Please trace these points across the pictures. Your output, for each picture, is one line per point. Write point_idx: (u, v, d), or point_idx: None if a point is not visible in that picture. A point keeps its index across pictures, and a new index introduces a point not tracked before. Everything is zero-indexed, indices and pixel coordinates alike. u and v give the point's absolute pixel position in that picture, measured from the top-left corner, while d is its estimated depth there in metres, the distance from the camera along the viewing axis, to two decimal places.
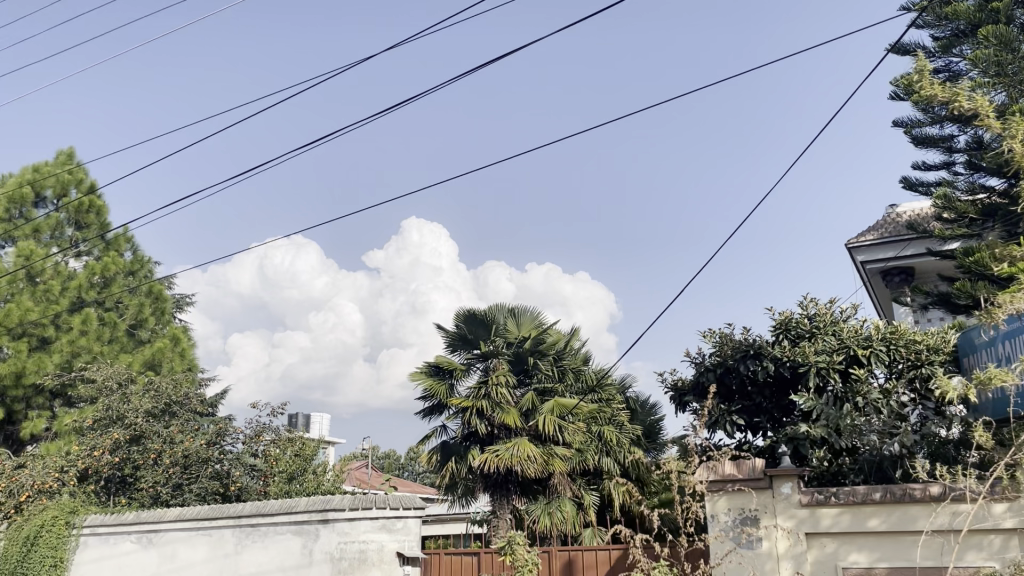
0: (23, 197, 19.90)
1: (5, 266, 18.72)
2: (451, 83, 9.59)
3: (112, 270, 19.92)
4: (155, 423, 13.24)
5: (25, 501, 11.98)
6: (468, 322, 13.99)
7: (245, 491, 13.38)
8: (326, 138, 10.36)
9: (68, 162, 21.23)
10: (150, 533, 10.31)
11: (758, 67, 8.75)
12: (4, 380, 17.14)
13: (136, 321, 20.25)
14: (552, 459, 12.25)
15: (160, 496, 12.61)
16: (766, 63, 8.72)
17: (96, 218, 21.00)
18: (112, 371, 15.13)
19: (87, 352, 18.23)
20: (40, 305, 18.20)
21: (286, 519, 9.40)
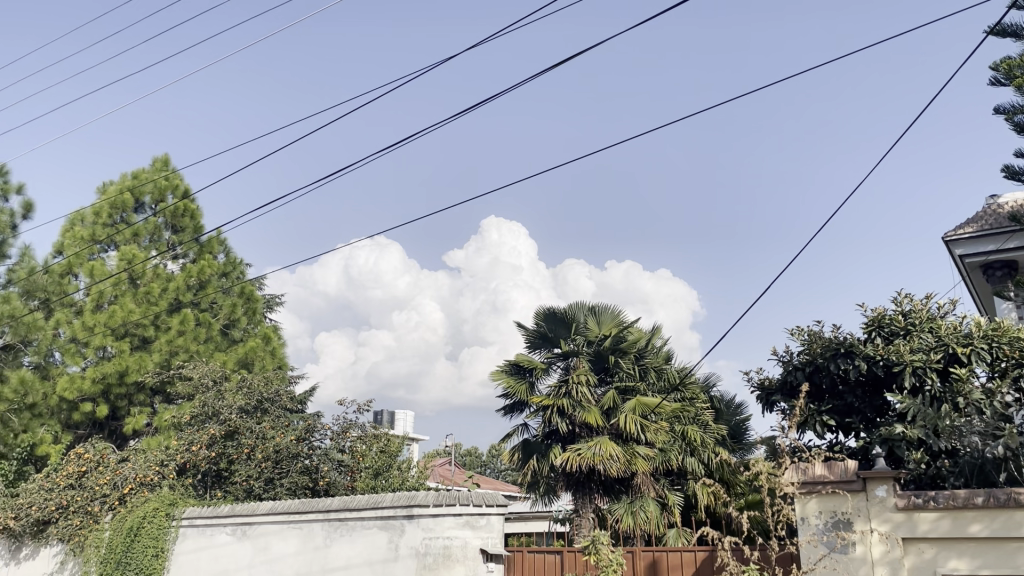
0: (124, 203, 20.88)
1: (109, 269, 19.71)
2: (530, 81, 9.44)
3: (207, 273, 20.72)
4: (248, 419, 13.75)
5: (128, 494, 12.44)
6: (548, 320, 13.94)
7: (333, 487, 13.69)
8: (409, 138, 10.48)
9: (163, 168, 22.16)
10: (244, 525, 10.68)
11: (849, 53, 8.29)
12: (109, 378, 18.09)
13: (230, 320, 20.87)
14: (634, 458, 12.13)
15: (253, 490, 13.06)
16: (856, 50, 8.25)
17: (191, 221, 21.88)
18: (206, 369, 15.72)
19: (184, 351, 19.12)
20: (141, 306, 19.10)
21: (373, 513, 9.60)
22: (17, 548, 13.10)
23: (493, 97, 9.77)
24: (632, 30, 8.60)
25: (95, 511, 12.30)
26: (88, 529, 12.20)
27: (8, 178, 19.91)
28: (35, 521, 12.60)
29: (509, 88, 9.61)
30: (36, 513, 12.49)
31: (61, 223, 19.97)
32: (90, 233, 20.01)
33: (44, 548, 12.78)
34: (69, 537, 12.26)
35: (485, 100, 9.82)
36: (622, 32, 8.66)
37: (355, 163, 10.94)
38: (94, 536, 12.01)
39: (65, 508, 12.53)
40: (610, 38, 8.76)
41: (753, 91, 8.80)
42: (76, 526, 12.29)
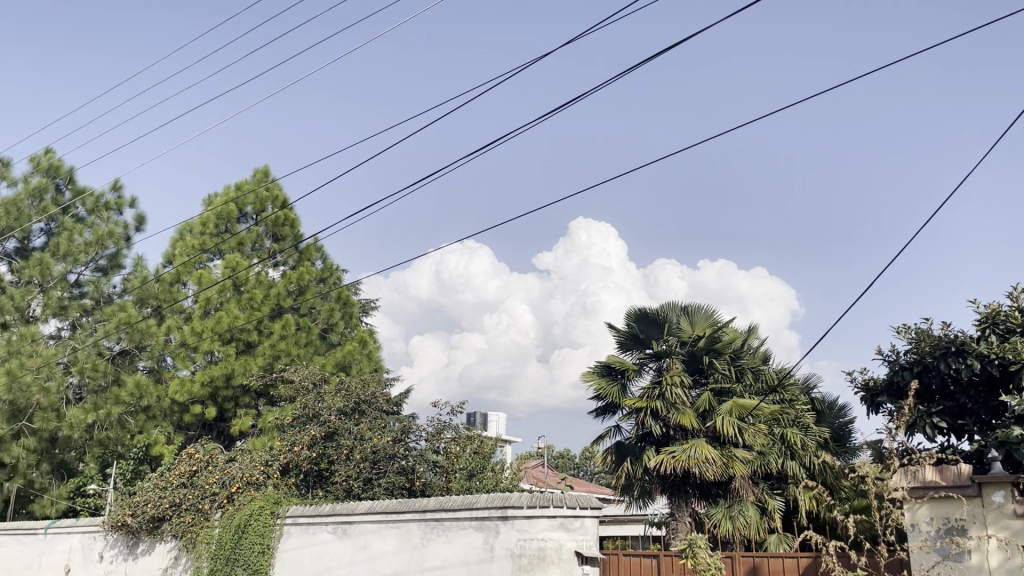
0: (229, 213, 21.82)
1: (215, 276, 20.59)
2: (623, 77, 8.44)
3: (306, 279, 21.26)
4: (347, 421, 14.11)
5: (236, 493, 12.91)
6: (640, 321, 13.74)
7: (429, 487, 13.99)
8: (495, 143, 9.54)
9: (264, 179, 22.92)
10: (345, 524, 10.96)
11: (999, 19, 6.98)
12: (217, 381, 19.01)
13: (328, 324, 21.47)
14: (732, 461, 11.88)
15: (352, 490, 13.40)
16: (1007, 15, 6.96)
17: (291, 230, 22.55)
18: (306, 372, 16.24)
19: (286, 355, 19.87)
20: (245, 312, 19.91)
21: (468, 514, 9.71)
22: (134, 544, 13.53)
23: (581, 97, 8.75)
24: (742, 12, 7.47)
25: (206, 509, 12.80)
26: (200, 526, 12.67)
27: (122, 192, 21.09)
28: (151, 518, 13.13)
29: (601, 86, 8.61)
30: (152, 511, 13.03)
31: (172, 234, 21.09)
32: (199, 242, 21.10)
33: (159, 543, 13.22)
34: (182, 534, 12.76)
35: (575, 100, 8.79)
36: (731, 15, 7.55)
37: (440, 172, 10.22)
38: (204, 533, 12.48)
39: (178, 506, 13.09)
40: (717, 21, 7.66)
41: (880, 72, 7.40)
42: (189, 523, 12.79)
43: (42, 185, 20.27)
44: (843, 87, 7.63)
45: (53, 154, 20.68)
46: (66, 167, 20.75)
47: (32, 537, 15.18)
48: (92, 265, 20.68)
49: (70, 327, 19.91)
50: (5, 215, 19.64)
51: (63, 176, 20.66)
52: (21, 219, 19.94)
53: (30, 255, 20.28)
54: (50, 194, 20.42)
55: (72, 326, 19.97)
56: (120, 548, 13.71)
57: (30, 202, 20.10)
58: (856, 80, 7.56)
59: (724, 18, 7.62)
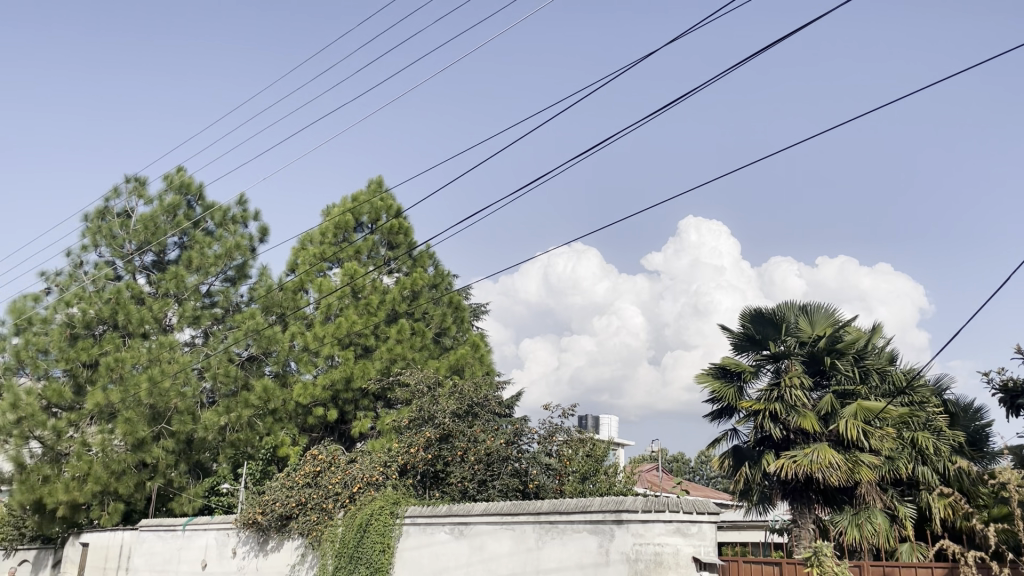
0: (347, 223, 22.61)
1: (334, 284, 21.34)
2: (730, 73, 8.76)
3: (419, 284, 21.70)
4: (461, 423, 14.39)
5: (357, 493, 13.35)
6: (755, 321, 13.35)
7: (543, 490, 13.91)
8: (605, 141, 9.96)
9: (378, 188, 23.56)
10: (461, 525, 11.15)
11: None
12: (337, 384, 19.75)
13: (441, 328, 21.63)
14: (858, 467, 11.39)
15: (468, 491, 13.60)
16: None
17: (405, 239, 23.05)
18: (421, 375, 16.64)
19: (402, 359, 20.31)
20: (362, 317, 20.56)
21: (582, 517, 9.70)
22: (264, 540, 14.13)
23: (689, 93, 9.12)
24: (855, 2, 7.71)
25: (329, 507, 13.28)
26: (324, 525, 13.13)
27: (246, 206, 22.17)
28: (279, 516, 13.70)
29: (709, 82, 8.95)
30: (279, 509, 13.60)
31: (294, 244, 21.99)
32: (320, 251, 21.94)
33: (286, 540, 13.75)
34: (307, 532, 13.25)
35: (684, 96, 9.15)
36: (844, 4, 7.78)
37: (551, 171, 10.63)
38: (329, 531, 12.92)
39: (304, 504, 13.61)
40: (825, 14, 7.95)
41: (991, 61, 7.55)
42: (313, 522, 13.29)
43: (175, 203, 21.57)
44: (956, 73, 7.69)
45: (185, 172, 21.96)
46: (197, 184, 22.01)
47: (172, 533, 16.15)
48: (222, 275, 21.79)
49: (202, 335, 20.95)
50: (144, 230, 21.18)
51: (193, 192, 21.92)
52: (157, 234, 21.35)
53: (166, 267, 21.58)
54: (183, 210, 21.79)
55: (204, 334, 21.01)
56: (251, 545, 14.35)
57: (165, 217, 21.46)
58: (971, 66, 7.61)
59: (835, 10, 7.88)
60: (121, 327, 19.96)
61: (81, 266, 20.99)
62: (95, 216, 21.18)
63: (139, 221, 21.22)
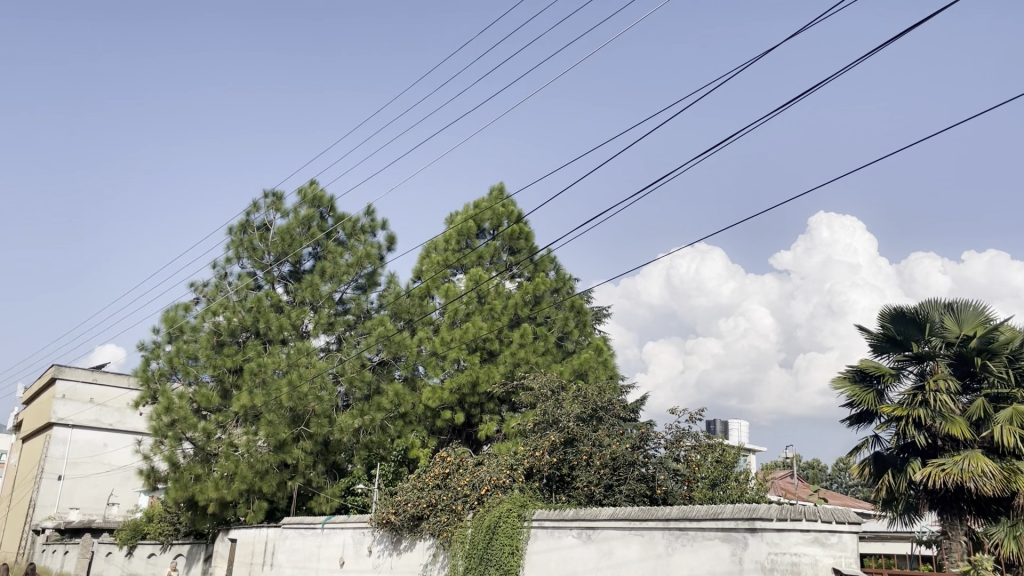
0: (468, 229, 23.08)
1: (459, 289, 21.79)
2: (859, 63, 8.05)
3: (541, 289, 21.67)
4: (585, 427, 14.38)
5: (485, 495, 13.52)
6: (895, 321, 12.68)
7: (671, 495, 13.73)
8: (720, 144, 9.44)
9: (500, 195, 23.73)
10: (589, 529, 11.10)
11: None
12: (463, 388, 20.16)
13: (564, 332, 21.50)
14: (1014, 476, 10.64)
15: (595, 496, 13.57)
16: None
17: (527, 244, 22.91)
18: (544, 379, 16.68)
19: (526, 362, 20.41)
20: (487, 322, 20.85)
21: (714, 525, 9.47)
22: (398, 540, 14.51)
23: (810, 89, 8.49)
24: None
25: (458, 509, 13.53)
26: (454, 526, 13.37)
27: (374, 216, 22.94)
28: (411, 516, 14.05)
29: (835, 75, 8.24)
30: (411, 510, 13.94)
31: (420, 251, 22.79)
32: (443, 258, 22.60)
33: (418, 540, 14.06)
34: (438, 532, 13.54)
35: (807, 91, 8.50)
36: None
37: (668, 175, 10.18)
38: (458, 532, 13.15)
39: (434, 505, 13.94)
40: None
41: None
42: (444, 522, 13.56)
43: (310, 215, 22.60)
44: None
45: (317, 185, 22.97)
46: (328, 196, 22.97)
47: (312, 531, 16.89)
48: (353, 283, 22.61)
49: (336, 341, 21.78)
50: (281, 242, 22.26)
51: (325, 204, 22.88)
52: (293, 245, 22.42)
53: (302, 277, 22.59)
54: (316, 222, 22.76)
55: (338, 340, 21.81)
56: (385, 544, 14.79)
57: (300, 229, 22.53)
58: None
59: None
60: (262, 334, 21.10)
61: (225, 278, 22.26)
62: (238, 230, 22.47)
63: (277, 233, 22.36)
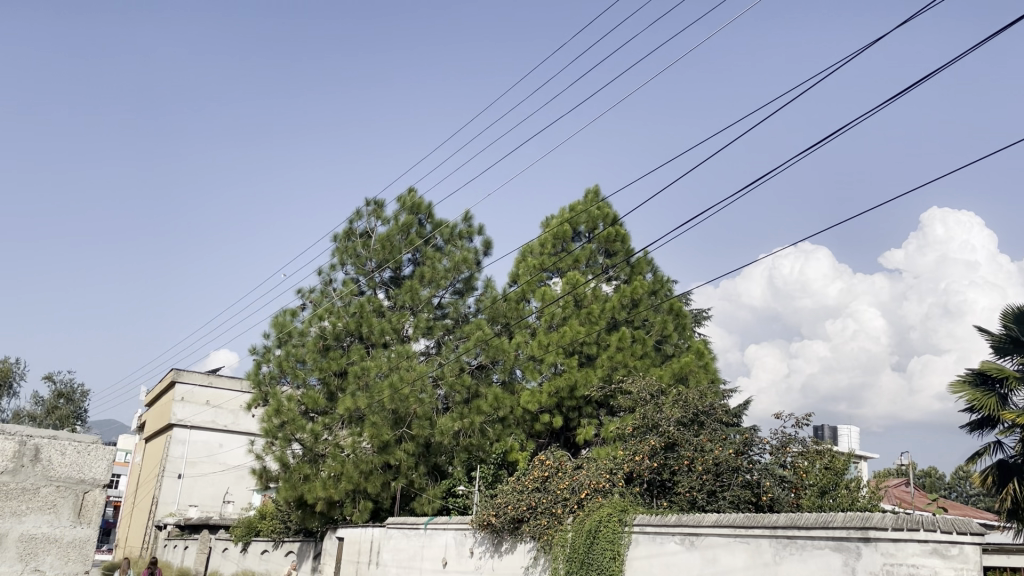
0: (564, 232, 23.04)
1: (555, 293, 21.81)
2: (975, 50, 7.72)
3: (639, 292, 21.10)
4: (686, 432, 14.15)
5: (585, 498, 13.50)
6: (1019, 321, 11.96)
7: (778, 502, 13.21)
8: (824, 139, 9.15)
9: (596, 197, 23.56)
10: (692, 536, 10.89)
11: None
12: (561, 391, 20.20)
13: (662, 335, 21.06)
14: None
15: (697, 501, 13.29)
16: None
17: (622, 245, 22.77)
18: (643, 383, 16.50)
19: (624, 366, 20.17)
20: (585, 326, 20.75)
21: (824, 534, 9.16)
22: (499, 542, 14.60)
23: (923, 79, 8.19)
24: None
25: (558, 513, 13.53)
26: (554, 529, 13.33)
27: (471, 221, 23.19)
28: (512, 519, 14.06)
29: (949, 63, 7.93)
30: (512, 512, 13.96)
31: (516, 255, 22.96)
32: (539, 262, 22.69)
33: (520, 543, 14.09)
34: (539, 535, 13.51)
35: (915, 82, 8.22)
36: None
37: (769, 174, 9.97)
38: (558, 535, 13.10)
39: (534, 509, 13.97)
40: None
41: None
42: (544, 526, 13.53)
43: (409, 221, 23.06)
44: None
45: (416, 193, 23.39)
46: (426, 203, 23.37)
47: (415, 531, 17.22)
48: (451, 288, 22.96)
49: (436, 345, 22.15)
50: (382, 250, 22.86)
51: (423, 211, 23.29)
52: (394, 252, 22.98)
53: (402, 282, 23.05)
54: (415, 229, 23.20)
55: (438, 344, 22.18)
56: (487, 546, 14.90)
57: (400, 236, 23.04)
58: None
59: None
60: (365, 338, 21.67)
61: (330, 284, 23.00)
62: (342, 237, 23.22)
63: (378, 240, 22.98)
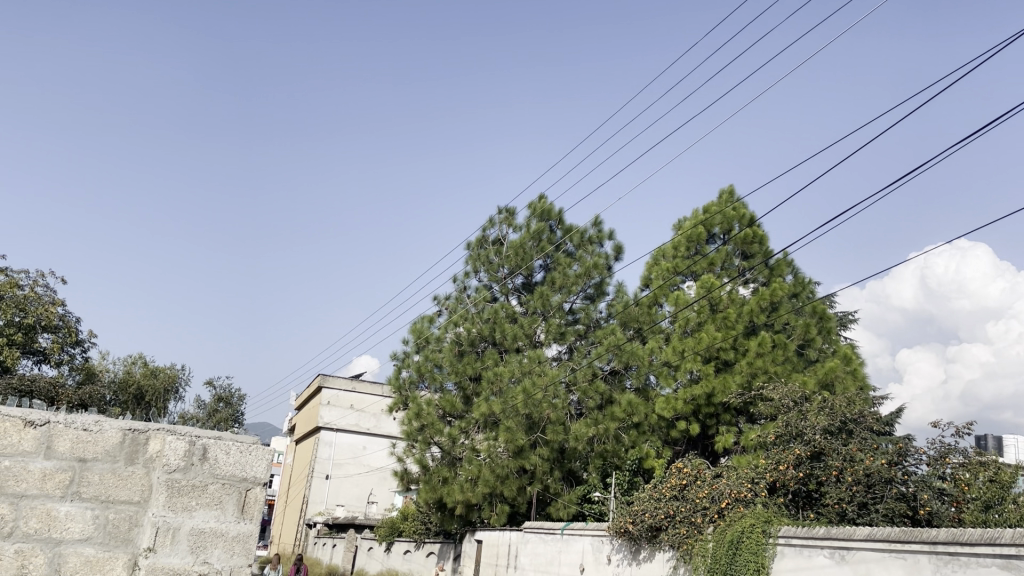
0: (698, 235, 22.60)
1: (689, 296, 21.39)
2: None
3: (779, 295, 20.30)
4: (834, 440, 13.49)
5: (726, 508, 13.19)
6: None
7: (937, 517, 12.44)
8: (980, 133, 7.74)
9: (731, 197, 22.86)
10: (843, 549, 10.38)
11: None
12: (698, 399, 19.94)
13: (805, 340, 20.11)
14: None
15: (847, 514, 12.80)
16: None
17: (760, 247, 21.95)
18: (786, 390, 15.88)
19: (764, 372, 19.45)
20: (721, 331, 20.18)
21: (991, 551, 8.50)
22: (637, 550, 14.39)
23: None
24: None
25: (698, 522, 13.22)
26: (693, 538, 13.06)
27: (601, 226, 23.09)
28: (649, 527, 13.89)
29: None
30: (649, 520, 13.80)
31: (649, 259, 22.93)
32: (672, 266, 22.58)
33: (659, 552, 13.86)
34: (678, 544, 13.28)
35: None
36: None
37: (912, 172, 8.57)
38: (699, 545, 12.80)
39: (673, 517, 13.71)
40: None
41: None
42: (684, 535, 13.28)
43: (540, 228, 23.24)
44: None
45: (546, 199, 23.54)
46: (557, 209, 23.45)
47: (552, 537, 17.25)
48: (582, 293, 22.87)
49: (568, 351, 22.06)
50: (514, 256, 23.15)
51: (554, 217, 23.38)
52: (526, 259, 23.20)
53: (533, 288, 23.20)
54: (546, 235, 23.34)
55: (570, 349, 22.07)
56: (625, 553, 14.73)
57: (532, 243, 23.24)
58: None
59: None
60: (499, 344, 22.00)
61: (464, 290, 23.47)
62: (475, 245, 23.71)
63: (510, 247, 23.29)
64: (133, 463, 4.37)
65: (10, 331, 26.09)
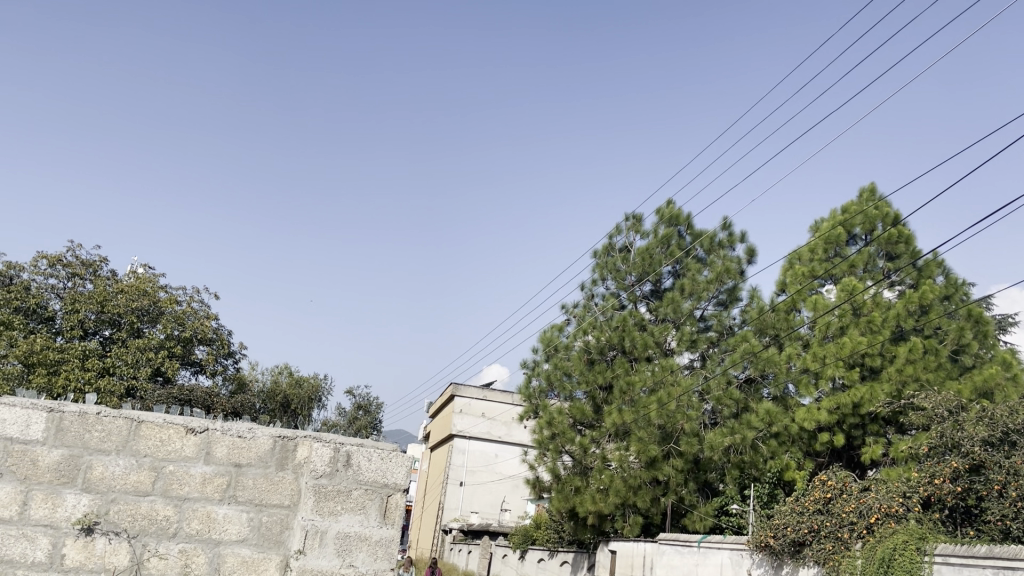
0: (837, 237, 21.71)
1: (830, 300, 20.56)
2: None
3: (929, 297, 19.27)
4: (996, 453, 12.52)
5: (875, 523, 12.52)
6: None
7: None
8: None
9: (872, 196, 21.85)
10: (1008, 570, 9.58)
11: None
12: (843, 408, 19.02)
13: (959, 345, 18.73)
14: None
15: (1012, 532, 11.89)
16: None
17: (907, 247, 20.74)
18: (939, 398, 14.88)
19: (915, 381, 18.42)
20: (867, 336, 19.26)
21: None
22: (779, 565, 13.82)
23: None
24: None
25: (845, 538, 12.64)
26: (840, 555, 12.49)
27: (731, 229, 22.45)
28: (792, 542, 13.36)
29: None
30: (792, 535, 13.29)
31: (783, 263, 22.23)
32: (809, 269, 21.69)
33: (802, 569, 13.28)
34: (823, 561, 12.73)
35: None
36: None
37: None
38: (847, 562, 12.20)
39: (817, 532, 13.19)
40: None
41: None
42: (830, 551, 12.74)
43: (668, 234, 22.92)
44: None
45: (674, 205, 23.15)
46: (686, 214, 23.02)
47: (688, 549, 16.83)
48: (714, 300, 22.31)
49: (700, 359, 21.58)
50: (642, 262, 22.90)
51: (683, 222, 22.99)
52: (654, 265, 22.86)
53: (663, 295, 22.85)
54: (675, 240, 22.95)
55: (702, 358, 21.58)
56: (766, 568, 14.21)
57: (660, 249, 22.93)
58: None
59: None
60: (629, 352, 21.71)
61: (592, 298, 23.39)
62: (602, 252, 23.61)
63: (638, 254, 23.04)
64: (284, 468, 4.59)
65: (171, 344, 28.06)
